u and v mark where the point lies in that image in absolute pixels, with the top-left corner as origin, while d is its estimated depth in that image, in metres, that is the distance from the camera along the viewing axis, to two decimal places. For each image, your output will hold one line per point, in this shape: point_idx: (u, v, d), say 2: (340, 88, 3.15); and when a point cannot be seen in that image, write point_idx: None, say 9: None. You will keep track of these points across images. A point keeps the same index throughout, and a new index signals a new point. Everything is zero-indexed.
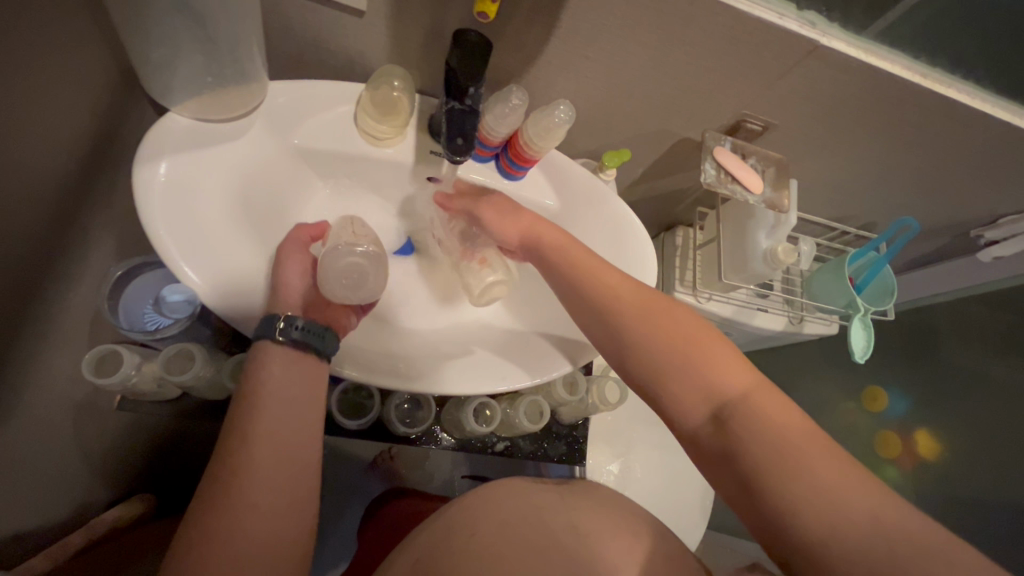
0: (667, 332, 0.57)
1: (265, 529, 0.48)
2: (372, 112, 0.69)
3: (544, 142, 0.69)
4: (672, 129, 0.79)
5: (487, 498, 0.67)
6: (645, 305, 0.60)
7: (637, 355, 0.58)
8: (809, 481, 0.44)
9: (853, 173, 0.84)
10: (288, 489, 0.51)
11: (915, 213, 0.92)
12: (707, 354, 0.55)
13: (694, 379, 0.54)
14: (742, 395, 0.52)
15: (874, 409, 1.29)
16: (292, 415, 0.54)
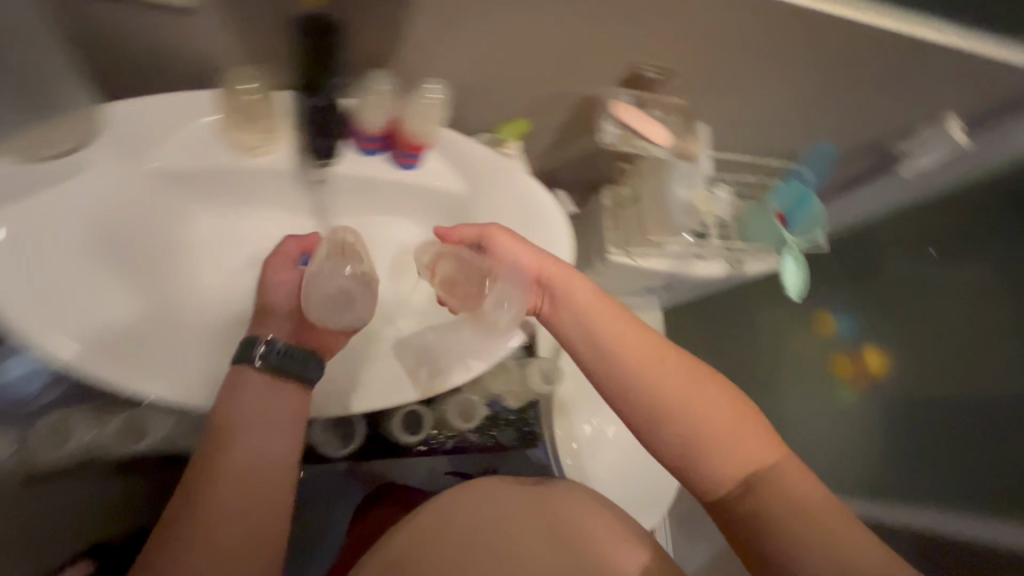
0: (682, 386, 0.63)
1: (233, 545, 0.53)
2: (237, 122, 0.63)
3: (420, 127, 0.65)
4: (570, 89, 0.74)
5: (470, 497, 0.73)
6: (647, 360, 0.64)
7: (657, 404, 0.62)
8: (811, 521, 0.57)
9: (763, 106, 0.80)
10: (254, 507, 0.56)
11: (832, 137, 0.90)
12: (710, 408, 0.62)
13: (708, 438, 0.61)
14: (741, 438, 0.61)
15: (825, 333, 1.29)
16: (258, 444, 0.57)
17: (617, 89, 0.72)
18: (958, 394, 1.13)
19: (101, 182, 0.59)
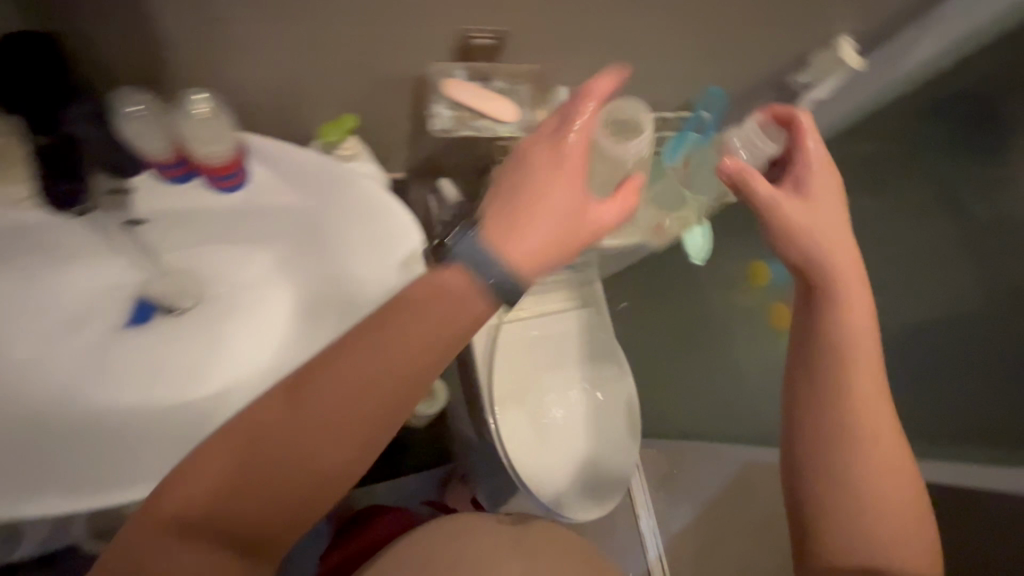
0: (868, 400, 0.52)
1: (233, 499, 0.42)
2: None
3: (199, 145, 0.55)
4: (402, 70, 0.64)
5: (453, 530, 0.77)
6: (861, 346, 0.53)
7: (827, 399, 0.53)
8: (866, 548, 0.51)
9: (631, 57, 0.71)
10: (333, 420, 0.43)
11: (722, 77, 0.81)
12: (883, 433, 0.52)
13: (862, 459, 0.52)
14: (907, 493, 0.52)
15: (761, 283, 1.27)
16: (377, 342, 0.44)
17: (451, 64, 0.62)
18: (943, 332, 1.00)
19: None
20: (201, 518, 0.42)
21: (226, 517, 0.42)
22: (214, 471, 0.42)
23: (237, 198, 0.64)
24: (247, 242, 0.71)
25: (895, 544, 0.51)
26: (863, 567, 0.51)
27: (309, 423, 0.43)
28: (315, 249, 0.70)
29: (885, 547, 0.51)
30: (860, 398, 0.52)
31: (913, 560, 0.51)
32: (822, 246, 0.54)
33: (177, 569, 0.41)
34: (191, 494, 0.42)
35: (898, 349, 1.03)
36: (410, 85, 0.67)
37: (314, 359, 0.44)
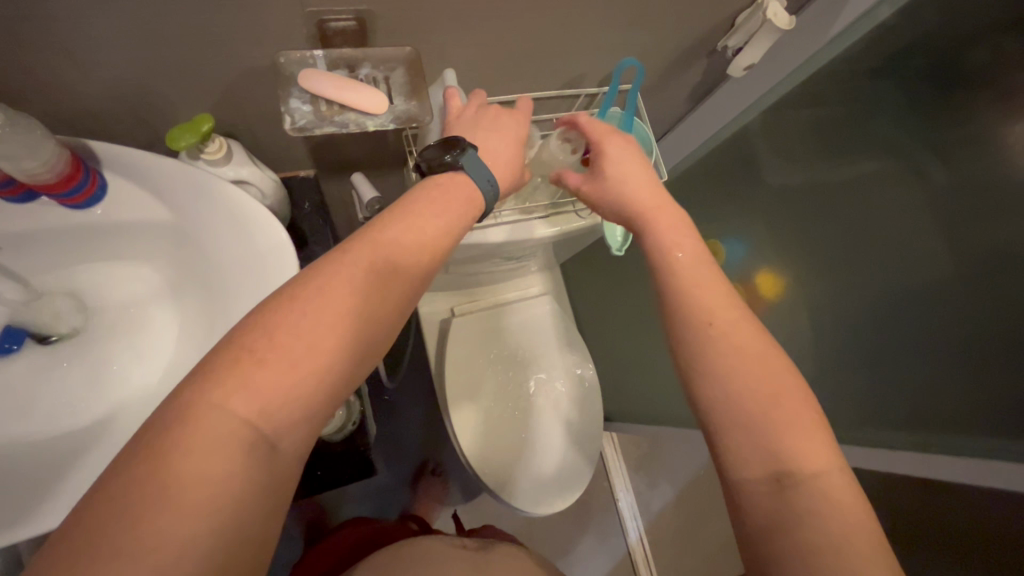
0: (731, 327, 0.52)
1: (218, 483, 0.35)
2: None
3: (16, 162, 0.49)
4: (262, 61, 0.58)
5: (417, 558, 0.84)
6: (706, 294, 0.54)
7: (687, 338, 0.54)
8: (770, 457, 0.47)
9: (529, 36, 0.65)
10: (308, 385, 0.40)
11: (641, 47, 0.74)
12: (759, 352, 0.51)
13: (745, 374, 0.50)
14: (796, 393, 0.49)
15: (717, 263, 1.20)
16: (338, 294, 0.43)
17: (310, 51, 0.56)
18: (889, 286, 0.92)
19: None
20: (187, 509, 0.33)
21: (219, 503, 0.34)
22: (196, 444, 0.35)
23: (96, 213, 0.59)
24: (123, 260, 0.66)
25: (799, 441, 0.47)
26: (773, 478, 0.46)
27: (275, 388, 0.39)
28: (197, 260, 0.64)
29: (787, 451, 0.47)
30: (714, 323, 0.52)
31: (816, 459, 0.46)
32: (632, 198, 0.60)
33: (141, 556, 0.31)
34: (172, 479, 0.33)
35: (869, 317, 0.94)
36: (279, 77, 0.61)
37: (277, 316, 0.40)
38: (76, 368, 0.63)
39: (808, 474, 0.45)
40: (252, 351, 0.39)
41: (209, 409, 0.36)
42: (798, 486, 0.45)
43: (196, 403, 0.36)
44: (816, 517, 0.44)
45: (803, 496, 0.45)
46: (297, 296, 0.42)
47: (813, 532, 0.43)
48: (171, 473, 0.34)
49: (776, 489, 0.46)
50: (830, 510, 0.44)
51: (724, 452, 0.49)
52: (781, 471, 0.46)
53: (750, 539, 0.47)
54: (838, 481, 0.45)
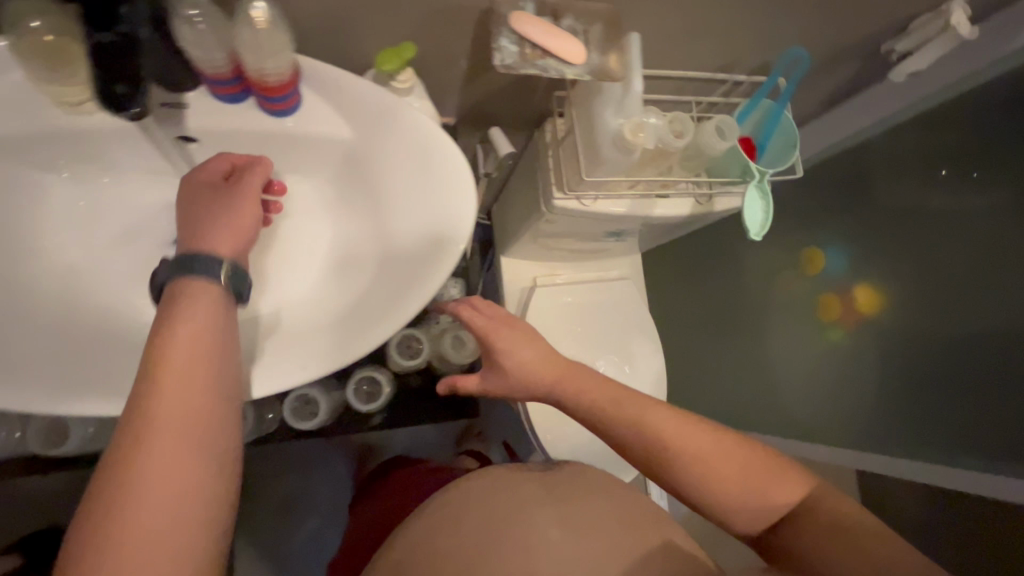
0: (667, 428, 0.59)
1: (186, 501, 0.41)
2: (38, 71, 0.51)
3: (261, 63, 0.53)
4: (463, 2, 0.60)
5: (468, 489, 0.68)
6: (584, 389, 0.64)
7: (655, 459, 0.59)
8: (772, 511, 0.58)
9: (709, 8, 0.65)
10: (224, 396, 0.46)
11: (807, 39, 0.74)
12: (710, 437, 0.59)
13: (713, 463, 0.58)
14: (755, 458, 0.59)
15: (813, 272, 1.19)
16: (205, 340, 0.46)
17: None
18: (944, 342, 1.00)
19: None
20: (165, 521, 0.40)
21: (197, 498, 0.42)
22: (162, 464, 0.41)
23: (285, 125, 0.62)
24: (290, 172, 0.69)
25: (775, 489, 0.58)
26: (776, 525, 0.58)
27: (191, 413, 0.43)
28: (365, 187, 0.67)
29: (769, 504, 0.58)
30: (670, 446, 0.58)
31: (798, 493, 0.58)
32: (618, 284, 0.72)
33: None
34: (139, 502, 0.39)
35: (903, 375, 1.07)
36: (470, 20, 0.63)
37: (170, 341, 0.45)
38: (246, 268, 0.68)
39: (812, 501, 0.58)
40: (145, 443, 0.41)
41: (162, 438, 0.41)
42: (803, 532, 0.56)
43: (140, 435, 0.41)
44: (816, 548, 0.54)
45: (806, 533, 0.56)
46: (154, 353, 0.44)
47: (828, 554, 0.54)
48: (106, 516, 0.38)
49: (784, 532, 0.57)
50: (828, 517, 0.56)
51: (736, 523, 0.59)
52: (780, 518, 0.58)
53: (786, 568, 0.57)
54: (826, 499, 0.58)
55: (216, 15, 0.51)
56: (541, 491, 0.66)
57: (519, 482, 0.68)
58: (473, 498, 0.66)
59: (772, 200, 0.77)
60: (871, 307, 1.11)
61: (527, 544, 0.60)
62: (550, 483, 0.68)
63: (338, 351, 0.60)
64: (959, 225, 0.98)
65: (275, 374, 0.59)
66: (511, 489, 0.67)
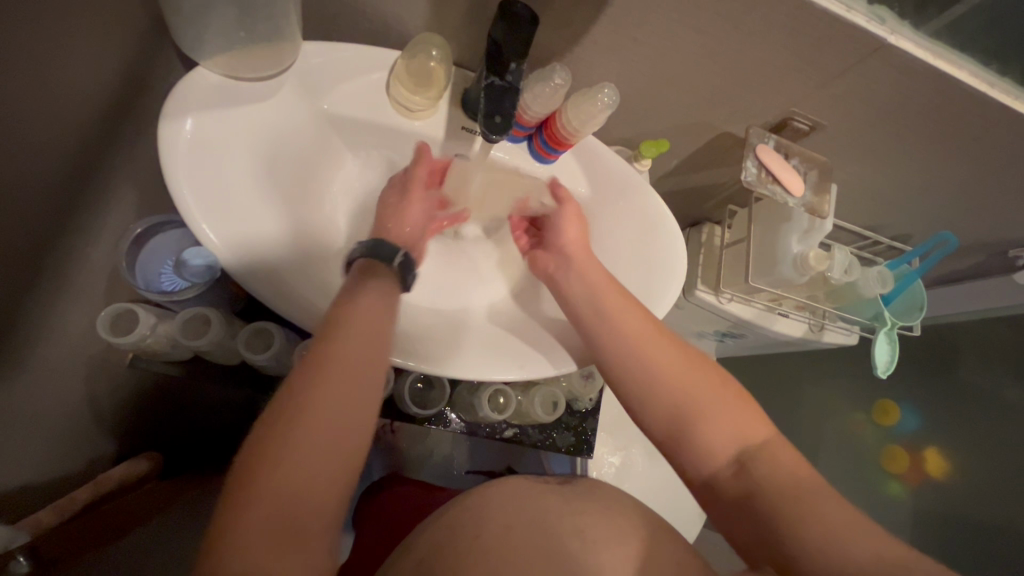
0: (626, 319, 0.61)
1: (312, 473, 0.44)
2: (406, 81, 0.66)
3: (581, 126, 0.65)
4: (714, 123, 0.75)
5: (490, 499, 0.70)
6: (618, 311, 0.62)
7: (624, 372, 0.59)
8: (728, 445, 0.54)
9: (894, 183, 0.80)
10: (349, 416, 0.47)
11: (954, 227, 0.89)
12: (672, 349, 0.59)
13: (672, 377, 0.57)
14: (706, 375, 0.57)
15: (885, 423, 1.27)
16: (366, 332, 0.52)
17: (763, 132, 0.73)
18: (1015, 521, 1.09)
19: (279, 112, 0.63)
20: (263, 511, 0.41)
21: (291, 517, 0.42)
22: (281, 480, 0.42)
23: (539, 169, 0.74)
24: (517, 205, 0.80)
25: (734, 419, 0.55)
26: (735, 462, 0.53)
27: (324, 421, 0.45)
28: None
29: (732, 430, 0.54)
30: (645, 338, 0.60)
31: (758, 433, 0.54)
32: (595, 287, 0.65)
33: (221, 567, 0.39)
34: (254, 501, 0.41)
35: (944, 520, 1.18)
36: (709, 135, 0.78)
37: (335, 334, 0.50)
38: (455, 266, 0.77)
39: (759, 450, 0.53)
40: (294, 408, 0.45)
41: (291, 449, 0.43)
42: (753, 472, 0.51)
43: (277, 443, 0.43)
44: (779, 490, 0.49)
45: (759, 477, 0.51)
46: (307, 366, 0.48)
47: (789, 512, 0.48)
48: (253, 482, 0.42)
49: (738, 473, 0.52)
50: (785, 466, 0.51)
51: (690, 456, 0.55)
52: (739, 453, 0.53)
53: (733, 519, 0.52)
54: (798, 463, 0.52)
55: (568, 84, 0.64)
56: (560, 502, 0.68)
57: (539, 507, 0.67)
58: (494, 522, 0.65)
59: (897, 345, 0.87)
60: (939, 472, 1.20)
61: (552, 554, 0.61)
62: (568, 498, 0.70)
63: (549, 357, 0.66)
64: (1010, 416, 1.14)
65: (493, 361, 0.65)
66: (530, 497, 0.69)
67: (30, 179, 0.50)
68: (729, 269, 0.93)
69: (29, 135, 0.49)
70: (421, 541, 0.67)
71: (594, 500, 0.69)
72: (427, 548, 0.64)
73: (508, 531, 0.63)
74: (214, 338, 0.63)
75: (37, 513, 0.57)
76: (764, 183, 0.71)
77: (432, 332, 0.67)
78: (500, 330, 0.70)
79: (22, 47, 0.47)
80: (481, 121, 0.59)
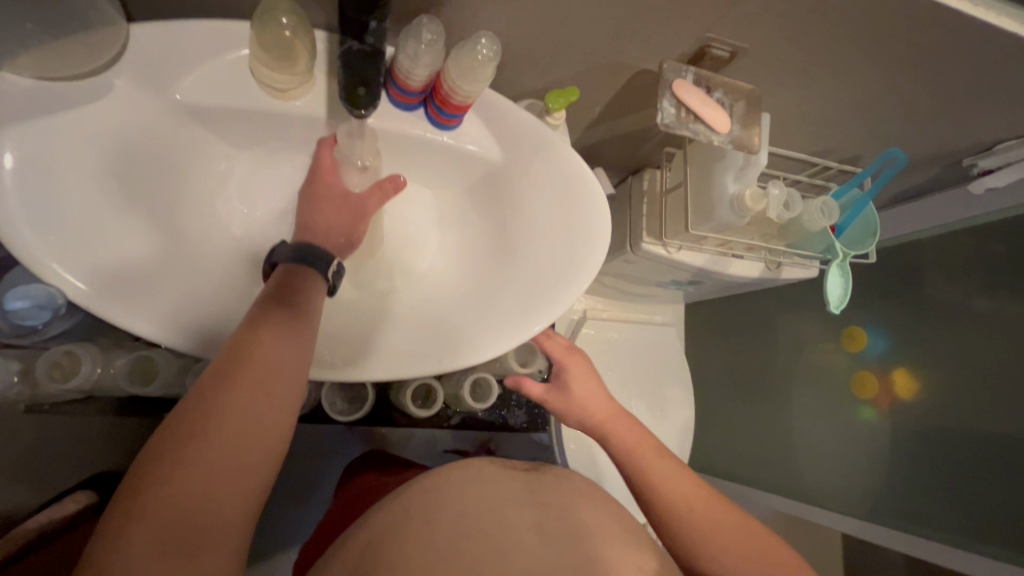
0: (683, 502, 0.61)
1: (205, 490, 0.42)
2: (264, 58, 0.58)
3: (469, 86, 0.58)
4: (629, 61, 0.67)
5: (443, 483, 0.67)
6: (653, 467, 0.63)
7: (704, 563, 0.59)
8: None
9: (833, 104, 0.74)
10: (252, 432, 0.45)
11: (904, 142, 0.83)
12: (705, 501, 0.62)
13: (750, 561, 0.58)
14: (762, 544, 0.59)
15: (854, 349, 1.26)
16: (275, 342, 0.48)
17: (679, 65, 0.66)
18: (993, 437, 1.02)
19: (119, 111, 0.55)
20: (148, 529, 0.40)
21: (183, 528, 0.41)
22: (171, 499, 0.41)
23: (441, 138, 0.66)
24: (429, 181, 0.73)
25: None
26: None
27: (224, 437, 0.43)
28: (497, 199, 0.72)
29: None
30: (691, 511, 0.60)
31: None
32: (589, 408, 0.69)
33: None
34: (138, 522, 0.40)
35: (920, 446, 1.13)
36: (627, 75, 0.70)
37: (241, 342, 0.48)
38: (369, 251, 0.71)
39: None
40: (189, 426, 0.43)
41: (188, 463, 0.42)
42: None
43: (170, 456, 0.42)
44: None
45: None
46: (208, 381, 0.45)
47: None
48: (138, 503, 0.40)
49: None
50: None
51: None
52: None
53: None
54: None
55: (443, 38, 0.56)
56: (521, 492, 0.65)
57: (494, 495, 0.64)
58: (444, 509, 0.61)
59: (850, 277, 0.83)
60: (907, 392, 1.16)
61: (496, 541, 0.57)
62: (530, 488, 0.67)
63: (482, 338, 0.63)
64: (973, 323, 1.07)
65: (416, 354, 0.62)
66: (485, 484, 0.66)
67: None
68: (672, 217, 0.87)
69: None
70: (371, 523, 0.64)
71: (554, 493, 0.67)
72: (374, 530, 0.62)
73: (461, 519, 0.60)
74: (89, 376, 0.57)
75: None
76: (682, 124, 0.65)
77: (345, 336, 0.62)
78: (425, 317, 0.66)
79: None
80: (343, 96, 0.53)
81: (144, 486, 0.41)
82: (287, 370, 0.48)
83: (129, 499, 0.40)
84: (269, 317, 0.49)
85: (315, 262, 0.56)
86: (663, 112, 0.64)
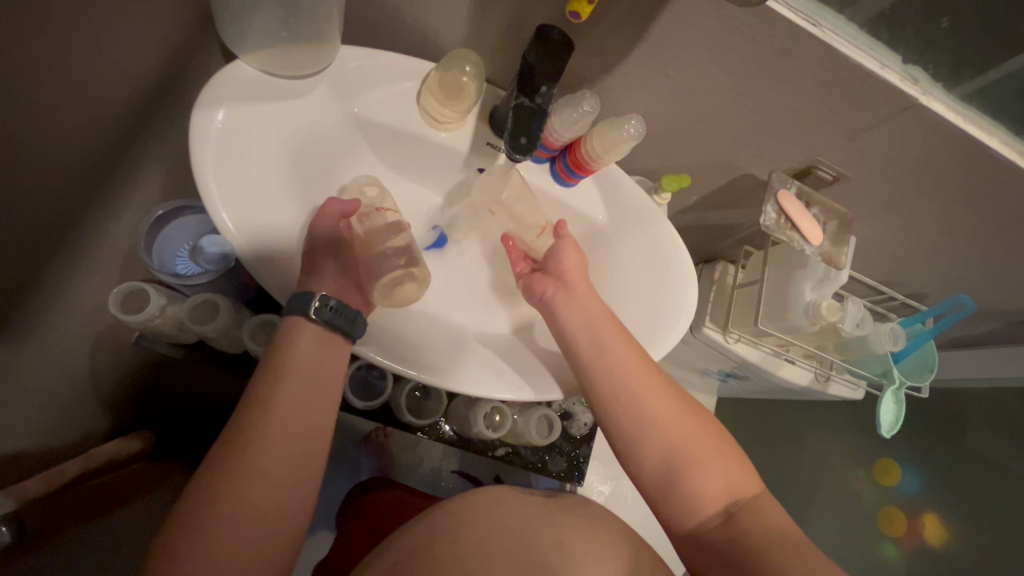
0: (637, 357, 0.61)
1: (261, 497, 0.46)
2: (437, 92, 0.67)
3: (606, 153, 0.66)
4: (738, 163, 0.75)
5: (467, 502, 0.66)
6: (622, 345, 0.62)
7: (647, 470, 0.57)
8: (712, 498, 0.55)
9: (915, 242, 0.80)
10: (299, 443, 0.50)
11: (971, 291, 0.88)
12: (661, 384, 0.60)
13: (690, 464, 0.56)
14: (700, 426, 0.58)
15: (887, 483, 1.24)
16: (313, 364, 0.55)
17: (786, 178, 0.73)
18: None
19: (309, 111, 0.64)
20: (214, 531, 0.44)
21: (245, 531, 0.45)
22: (233, 505, 0.45)
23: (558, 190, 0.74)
24: None
25: (727, 471, 0.56)
26: (723, 513, 0.54)
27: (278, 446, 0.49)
28: (593, 261, 0.77)
29: (717, 484, 0.55)
30: (650, 394, 0.59)
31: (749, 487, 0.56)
32: (600, 332, 0.62)
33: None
34: (205, 528, 0.43)
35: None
36: (732, 175, 0.78)
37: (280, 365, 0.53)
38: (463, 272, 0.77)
39: (750, 505, 0.54)
40: (247, 438, 0.48)
41: (248, 468, 0.47)
42: (746, 557, 0.51)
43: (224, 487, 0.45)
44: None
45: (745, 529, 0.52)
46: (259, 398, 0.51)
47: None
48: (204, 508, 0.44)
49: (723, 524, 0.54)
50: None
51: (675, 505, 0.56)
52: (727, 506, 0.54)
53: (712, 564, 0.53)
54: (810, 556, 0.49)
55: (596, 111, 0.65)
56: (540, 511, 0.66)
57: (520, 513, 0.64)
58: (468, 529, 0.61)
59: (904, 406, 0.85)
60: (937, 540, 1.17)
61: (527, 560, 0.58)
62: (550, 507, 0.67)
63: (562, 375, 0.65)
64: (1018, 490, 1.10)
65: (496, 377, 0.64)
66: (504, 504, 0.66)
67: (43, 152, 0.57)
68: (739, 310, 0.92)
69: (51, 106, 0.56)
70: (398, 543, 0.63)
71: (571, 512, 0.66)
72: (398, 554, 0.61)
73: (487, 539, 0.60)
74: (222, 325, 0.66)
75: (26, 482, 0.56)
76: (781, 227, 0.71)
77: (435, 344, 0.66)
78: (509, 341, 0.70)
79: (48, 42, 0.54)
80: (507, 141, 0.62)
81: (211, 492, 0.45)
82: (327, 396, 0.55)
83: (197, 504, 0.44)
84: (306, 336, 0.55)
85: (293, 309, 0.56)
86: (767, 211, 0.71)
